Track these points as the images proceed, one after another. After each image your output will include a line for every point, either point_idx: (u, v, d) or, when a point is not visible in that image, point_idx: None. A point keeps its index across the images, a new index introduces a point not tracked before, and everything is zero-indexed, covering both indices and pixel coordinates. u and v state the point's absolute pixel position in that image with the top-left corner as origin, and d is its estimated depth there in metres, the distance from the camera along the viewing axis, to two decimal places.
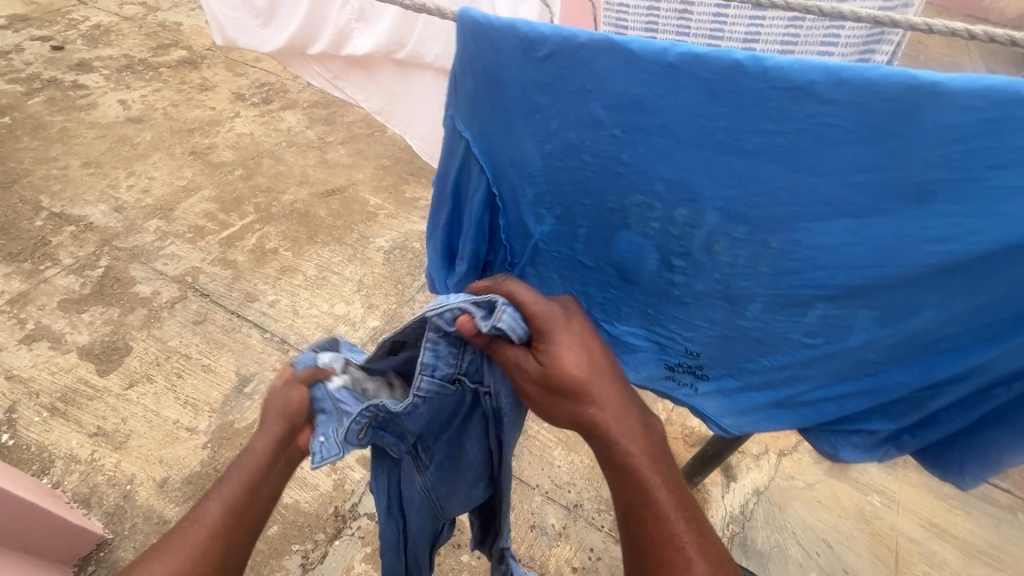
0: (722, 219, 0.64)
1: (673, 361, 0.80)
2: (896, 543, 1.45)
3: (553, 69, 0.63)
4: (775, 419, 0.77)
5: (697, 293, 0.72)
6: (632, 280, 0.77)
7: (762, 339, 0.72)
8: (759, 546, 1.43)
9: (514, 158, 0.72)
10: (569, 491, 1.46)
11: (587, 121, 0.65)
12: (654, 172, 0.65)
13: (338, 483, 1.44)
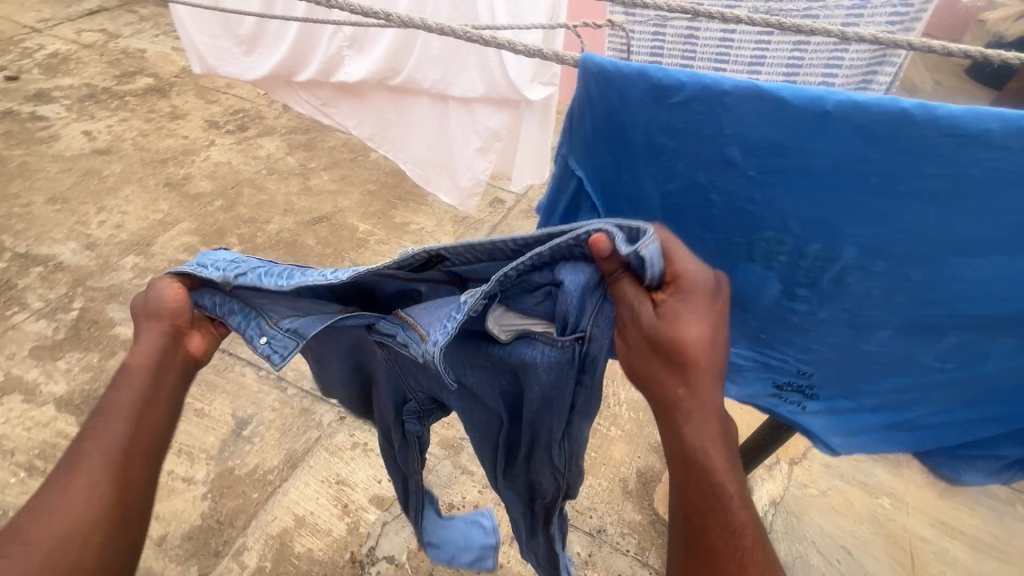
0: (860, 255, 0.60)
1: (784, 380, 0.76)
2: (910, 544, 1.48)
3: (684, 116, 0.58)
4: (893, 439, 0.76)
5: (820, 321, 0.68)
6: (745, 305, 0.71)
7: (885, 363, 0.69)
8: (782, 558, 1.44)
9: (632, 196, 0.66)
10: (591, 516, 1.44)
11: (718, 162, 0.59)
12: (789, 212, 0.60)
13: (352, 526, 1.37)
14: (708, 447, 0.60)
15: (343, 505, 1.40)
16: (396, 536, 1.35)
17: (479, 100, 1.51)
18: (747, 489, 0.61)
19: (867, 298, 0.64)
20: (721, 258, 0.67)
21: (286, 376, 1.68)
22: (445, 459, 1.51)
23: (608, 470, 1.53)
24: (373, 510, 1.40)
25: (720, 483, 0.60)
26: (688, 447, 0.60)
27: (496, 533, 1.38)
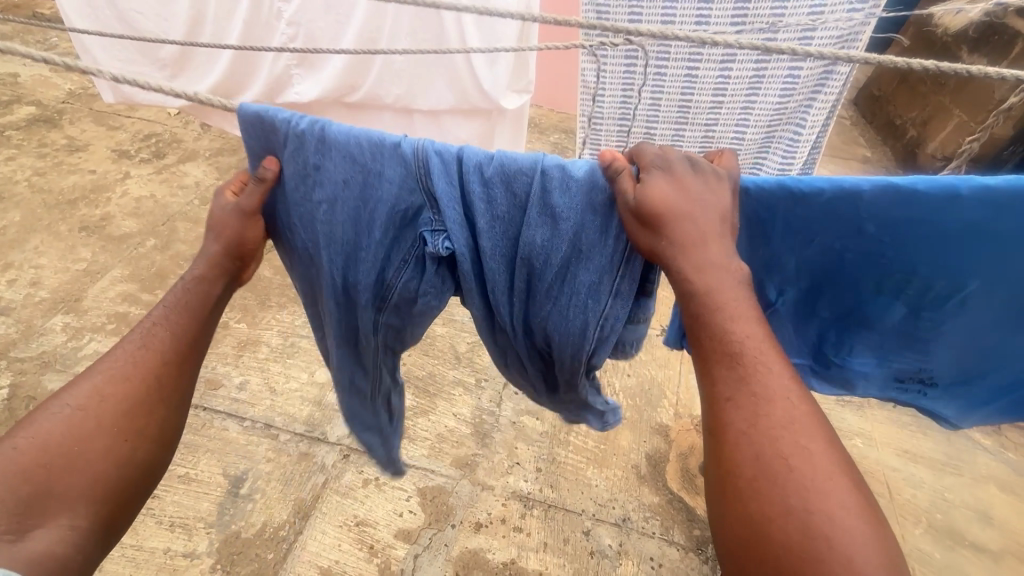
0: (983, 283, 0.67)
1: (906, 378, 0.80)
2: (885, 475, 1.67)
3: (823, 208, 0.64)
4: (998, 411, 0.83)
5: (941, 331, 0.73)
6: (868, 327, 0.75)
7: (1003, 353, 0.75)
8: None
9: (768, 264, 0.71)
10: (614, 507, 1.48)
11: (852, 234, 0.66)
12: (916, 259, 0.66)
13: (383, 567, 1.33)
14: (738, 357, 0.55)
15: (368, 547, 1.36)
16: (431, 566, 1.34)
17: (448, 111, 1.51)
18: (789, 426, 0.52)
19: (979, 308, 0.70)
20: (853, 296, 0.72)
21: (274, 422, 1.58)
22: (462, 479, 1.50)
23: (619, 459, 1.58)
24: (401, 545, 1.37)
25: (772, 440, 0.51)
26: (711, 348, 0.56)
27: (527, 543, 1.39)
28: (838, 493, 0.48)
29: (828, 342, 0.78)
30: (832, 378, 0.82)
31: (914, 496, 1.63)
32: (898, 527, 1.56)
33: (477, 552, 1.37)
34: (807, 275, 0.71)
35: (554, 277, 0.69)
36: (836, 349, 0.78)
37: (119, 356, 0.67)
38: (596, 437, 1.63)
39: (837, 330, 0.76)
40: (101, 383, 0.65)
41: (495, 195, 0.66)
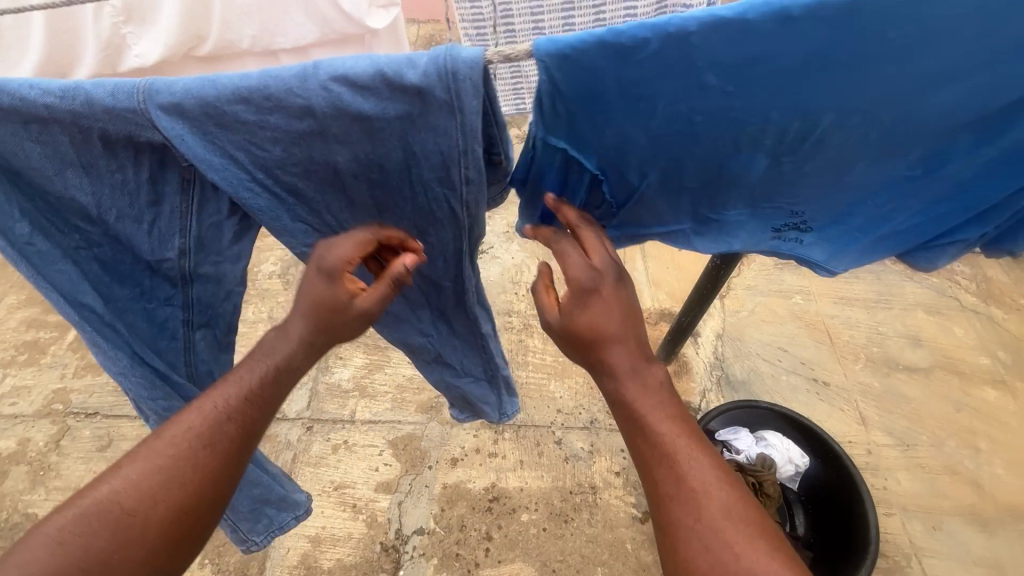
0: (839, 115, 0.54)
1: (779, 224, 0.69)
2: (824, 323, 1.76)
3: (656, 66, 0.49)
4: (869, 246, 0.71)
5: (806, 173, 0.62)
6: (732, 183, 0.63)
7: (863, 185, 0.63)
8: (740, 377, 1.64)
9: (619, 145, 0.57)
10: (580, 413, 1.54)
11: (693, 88, 0.51)
12: (771, 104, 0.53)
13: (370, 520, 1.36)
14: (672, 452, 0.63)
15: (351, 506, 1.38)
16: (417, 509, 1.37)
17: (316, 46, 1.35)
18: (728, 509, 0.60)
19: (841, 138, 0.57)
20: (710, 157, 0.59)
21: None
22: (430, 422, 1.51)
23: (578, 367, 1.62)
24: (383, 497, 1.39)
25: (715, 526, 0.59)
26: (647, 446, 0.64)
27: (505, 465, 1.44)
28: (778, 567, 0.57)
29: (698, 208, 0.67)
30: (711, 241, 0.72)
31: (851, 336, 1.74)
32: (840, 366, 1.68)
33: (458, 485, 1.41)
34: (661, 145, 0.58)
35: (399, 182, 0.60)
36: (701, 213, 0.68)
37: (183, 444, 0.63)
38: (554, 352, 1.65)
39: (703, 194, 0.65)
40: (146, 471, 0.62)
41: (277, 124, 0.52)
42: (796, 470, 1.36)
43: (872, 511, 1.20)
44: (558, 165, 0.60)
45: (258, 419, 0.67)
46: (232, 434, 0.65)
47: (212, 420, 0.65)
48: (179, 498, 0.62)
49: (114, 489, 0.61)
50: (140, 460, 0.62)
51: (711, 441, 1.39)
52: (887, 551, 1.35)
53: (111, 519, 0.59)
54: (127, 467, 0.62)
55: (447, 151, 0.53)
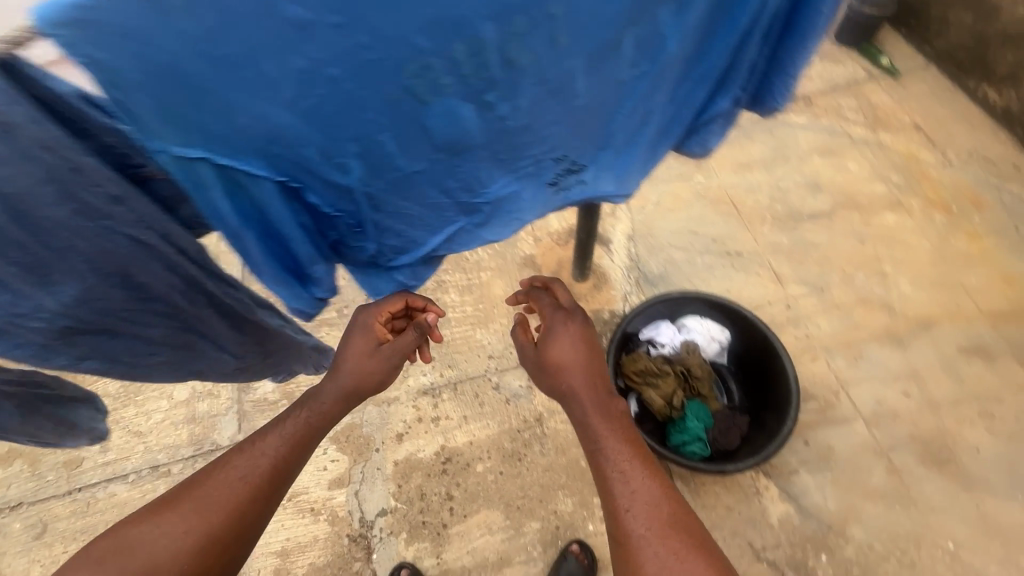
0: (499, 28, 0.52)
1: (551, 173, 0.74)
2: (728, 195, 1.76)
3: (217, 10, 0.42)
4: (648, 157, 0.80)
5: (530, 110, 0.62)
6: (464, 147, 0.64)
7: (593, 106, 0.67)
8: (657, 272, 1.65)
9: (273, 131, 0.53)
10: (511, 353, 1.53)
11: (294, 35, 0.46)
12: (405, 30, 0.49)
13: (333, 517, 1.35)
14: (610, 448, 0.87)
15: (310, 510, 1.36)
16: (374, 493, 1.37)
17: None
18: (654, 491, 0.81)
19: (524, 75, 0.58)
20: (408, 124, 0.58)
21: (161, 459, 1.48)
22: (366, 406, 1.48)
23: (499, 310, 1.61)
24: (339, 492, 1.38)
25: (639, 502, 0.80)
26: (594, 443, 0.88)
27: (449, 426, 1.44)
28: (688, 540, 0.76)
29: (447, 182, 0.68)
30: (496, 208, 0.77)
31: (756, 200, 1.75)
32: (750, 233, 1.69)
33: (409, 458, 1.41)
34: (316, 121, 0.54)
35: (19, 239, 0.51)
36: (460, 185, 0.70)
37: (227, 476, 0.87)
38: (472, 301, 1.63)
39: (440, 167, 0.66)
40: (191, 499, 0.83)
41: None
42: (720, 346, 1.40)
43: (790, 366, 1.27)
44: (214, 180, 0.54)
45: (283, 462, 0.93)
46: (264, 467, 0.90)
47: (253, 459, 0.91)
48: (213, 520, 0.82)
49: (169, 507, 0.82)
50: (191, 488, 0.85)
51: (637, 343, 1.42)
52: (817, 392, 1.43)
53: (162, 526, 0.79)
54: (186, 496, 0.83)
55: (49, 170, 0.48)
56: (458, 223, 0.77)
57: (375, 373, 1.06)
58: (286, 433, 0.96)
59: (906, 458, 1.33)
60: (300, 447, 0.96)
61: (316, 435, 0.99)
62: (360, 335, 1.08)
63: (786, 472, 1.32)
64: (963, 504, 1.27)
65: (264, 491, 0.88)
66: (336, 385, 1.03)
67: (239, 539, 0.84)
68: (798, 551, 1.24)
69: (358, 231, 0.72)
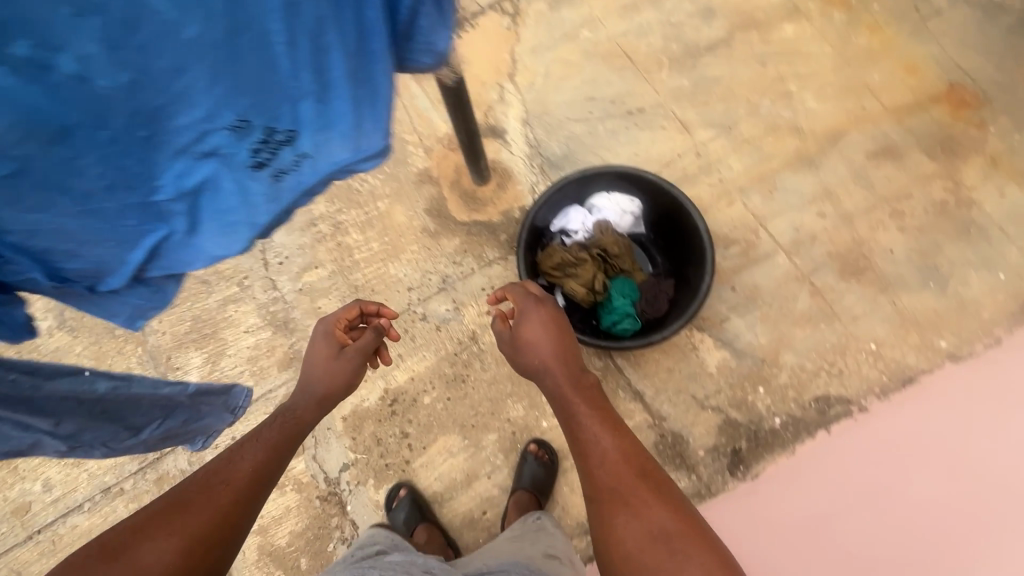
0: None
1: (254, 145, 0.70)
2: (619, 46, 1.59)
3: None
4: (364, 96, 0.75)
5: (144, 79, 0.56)
6: (84, 135, 0.57)
7: (239, 55, 0.60)
8: (560, 153, 1.53)
9: None
10: (430, 279, 1.46)
11: None
12: None
13: (299, 485, 1.35)
14: (588, 422, 0.84)
15: (274, 485, 1.35)
16: (332, 452, 1.36)
17: None
18: (639, 458, 0.80)
19: (55, 22, 0.49)
20: None
21: (110, 480, 1.43)
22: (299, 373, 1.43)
23: (407, 238, 1.50)
24: (297, 461, 1.37)
25: (625, 471, 0.78)
26: (573, 418, 0.85)
27: (387, 368, 1.40)
28: (677, 502, 0.76)
29: (102, 182, 0.63)
30: (207, 198, 0.73)
31: (649, 44, 1.58)
32: (648, 84, 1.56)
33: (356, 410, 1.38)
34: None
35: None
36: (128, 184, 0.64)
37: (201, 489, 0.81)
38: (377, 236, 1.52)
39: (72, 166, 0.59)
40: (167, 514, 0.76)
41: None
42: (634, 217, 1.35)
43: (701, 221, 1.23)
44: None
45: (261, 470, 0.87)
46: (241, 476, 0.84)
47: (230, 464, 0.86)
48: (193, 526, 0.76)
49: (139, 529, 0.74)
50: (177, 499, 0.79)
51: (550, 237, 1.35)
52: (737, 236, 1.41)
53: (134, 552, 0.71)
54: (161, 516, 0.76)
55: None
56: (159, 230, 0.72)
57: (339, 379, 1.04)
58: (264, 439, 0.92)
59: (826, 276, 1.36)
60: (276, 453, 0.91)
61: (293, 439, 0.96)
62: (320, 343, 1.07)
63: (716, 322, 1.35)
64: (882, 305, 1.32)
65: (244, 498, 0.83)
66: (301, 395, 1.02)
67: (222, 543, 0.78)
68: (738, 391, 1.29)
69: (4, 264, 0.62)
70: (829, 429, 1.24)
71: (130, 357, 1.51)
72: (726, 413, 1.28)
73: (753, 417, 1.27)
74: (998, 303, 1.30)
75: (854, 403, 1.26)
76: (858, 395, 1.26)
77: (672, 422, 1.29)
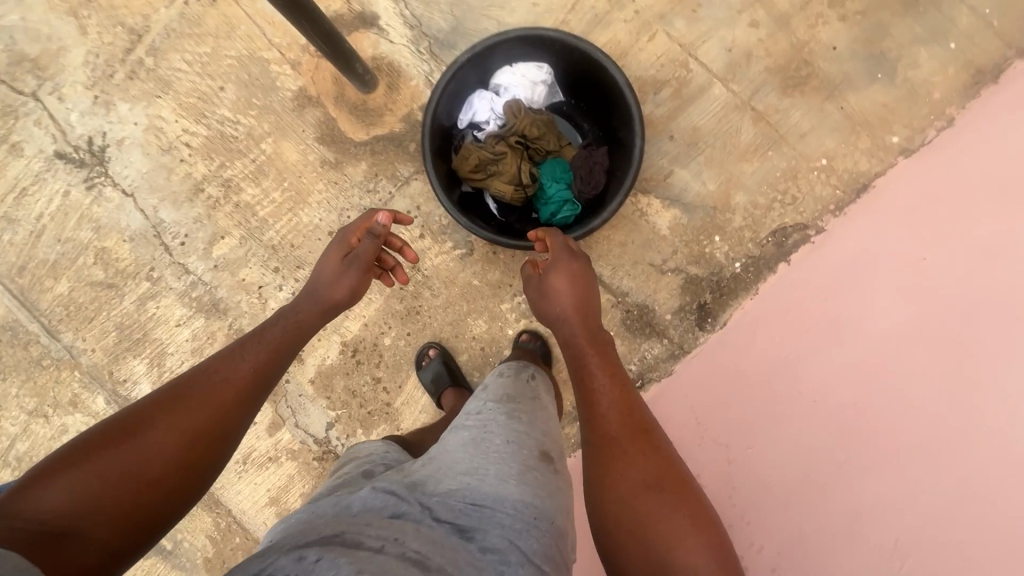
0: None
1: None
2: None
3: None
4: None
5: None
6: None
7: None
8: (449, 26, 1.28)
9: None
10: (349, 216, 1.31)
11: None
12: None
13: (292, 452, 1.35)
14: (597, 375, 0.86)
15: (269, 459, 1.36)
16: (312, 415, 1.34)
17: None
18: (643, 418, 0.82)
19: None
20: None
21: None
22: None
23: (309, 177, 1.32)
24: (281, 432, 1.35)
25: (629, 425, 0.81)
26: (584, 367, 0.88)
27: (337, 321, 1.32)
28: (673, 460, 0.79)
29: None
30: None
31: None
32: None
33: (321, 369, 1.33)
34: None
35: None
36: None
37: (199, 383, 0.74)
38: (275, 184, 1.33)
39: None
40: (164, 406, 0.70)
41: None
42: (548, 86, 1.17)
43: (620, 75, 1.06)
44: None
45: (263, 369, 0.79)
46: (242, 373, 0.77)
47: (233, 355, 0.79)
48: (197, 418, 0.71)
49: (138, 416, 0.69)
50: (184, 388, 0.73)
51: (460, 135, 1.18)
52: (666, 76, 1.25)
53: (133, 441, 0.67)
54: (158, 406, 0.70)
55: None
56: None
57: (343, 287, 0.92)
58: (266, 335, 0.83)
59: (769, 97, 1.22)
60: (275, 353, 0.82)
61: (297, 337, 0.86)
62: (331, 250, 0.95)
63: (661, 180, 1.24)
64: (830, 114, 1.21)
65: (249, 393, 0.76)
66: (308, 297, 0.91)
67: (222, 439, 0.72)
68: (694, 246, 1.24)
69: None
70: (789, 261, 1.21)
71: (71, 382, 1.41)
72: (685, 271, 1.24)
73: (713, 269, 1.23)
74: (950, 78, 1.18)
75: (811, 227, 1.21)
76: (813, 218, 1.21)
77: (635, 295, 1.25)
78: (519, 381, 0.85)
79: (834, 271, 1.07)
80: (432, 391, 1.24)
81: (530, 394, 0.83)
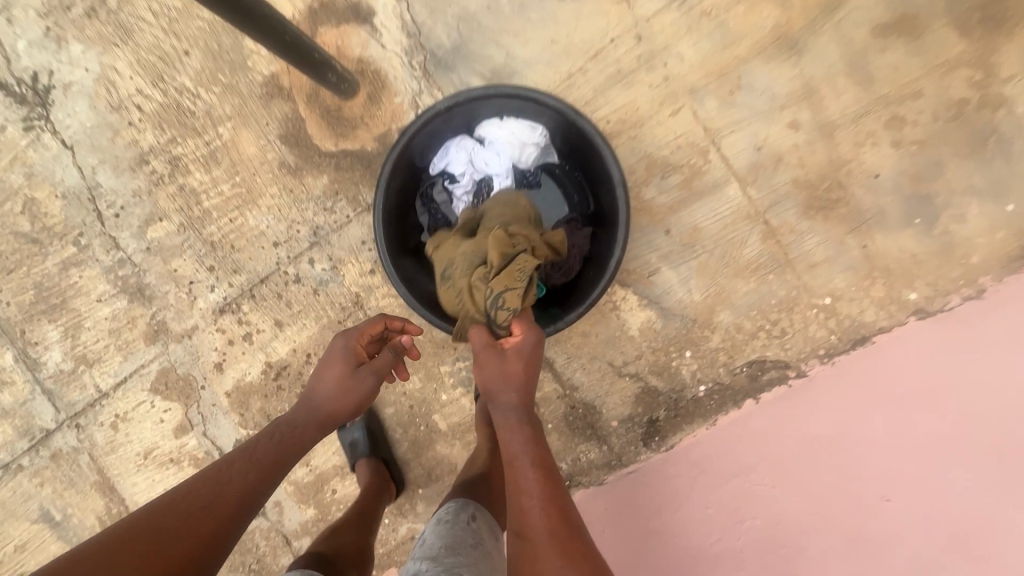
0: None
1: None
2: None
3: None
4: None
5: None
6: None
7: None
8: (450, 44, 1.11)
9: None
10: (300, 232, 1.18)
11: None
12: None
13: (195, 459, 1.27)
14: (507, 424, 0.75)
15: (171, 460, 1.29)
16: (222, 428, 1.25)
17: None
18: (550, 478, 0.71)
19: None
20: None
21: (3, 457, 1.35)
22: (168, 346, 1.25)
23: (262, 175, 1.18)
24: (188, 437, 1.27)
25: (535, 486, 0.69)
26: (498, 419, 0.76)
27: (265, 339, 1.22)
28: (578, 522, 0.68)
29: None
30: None
31: None
32: None
33: (239, 384, 1.24)
34: None
35: None
36: None
37: (183, 512, 0.68)
38: (225, 175, 1.19)
39: None
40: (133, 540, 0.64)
41: None
42: (541, 147, 1.03)
43: (615, 169, 0.91)
44: None
45: (249, 492, 0.73)
46: (229, 496, 0.71)
47: (211, 489, 0.71)
48: (168, 555, 0.64)
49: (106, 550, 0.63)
50: (158, 523, 0.66)
51: (431, 181, 1.06)
52: (679, 161, 1.08)
53: None
54: (126, 545, 0.64)
55: None
56: None
57: (352, 400, 0.86)
58: (256, 455, 0.77)
59: (787, 214, 1.07)
60: (266, 472, 0.76)
61: (292, 453, 0.81)
62: (338, 355, 0.88)
63: (643, 276, 1.10)
64: (848, 248, 1.06)
65: (227, 526, 0.69)
66: (304, 409, 0.85)
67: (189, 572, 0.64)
68: (661, 356, 1.11)
69: None
70: (757, 398, 1.08)
71: None
72: (644, 381, 1.12)
73: (675, 385, 1.11)
74: (996, 243, 1.02)
75: (791, 368, 1.08)
76: (798, 358, 1.08)
77: (585, 392, 1.14)
78: (457, 516, 0.82)
79: (806, 451, 0.90)
80: (350, 458, 1.15)
81: (469, 534, 0.79)
